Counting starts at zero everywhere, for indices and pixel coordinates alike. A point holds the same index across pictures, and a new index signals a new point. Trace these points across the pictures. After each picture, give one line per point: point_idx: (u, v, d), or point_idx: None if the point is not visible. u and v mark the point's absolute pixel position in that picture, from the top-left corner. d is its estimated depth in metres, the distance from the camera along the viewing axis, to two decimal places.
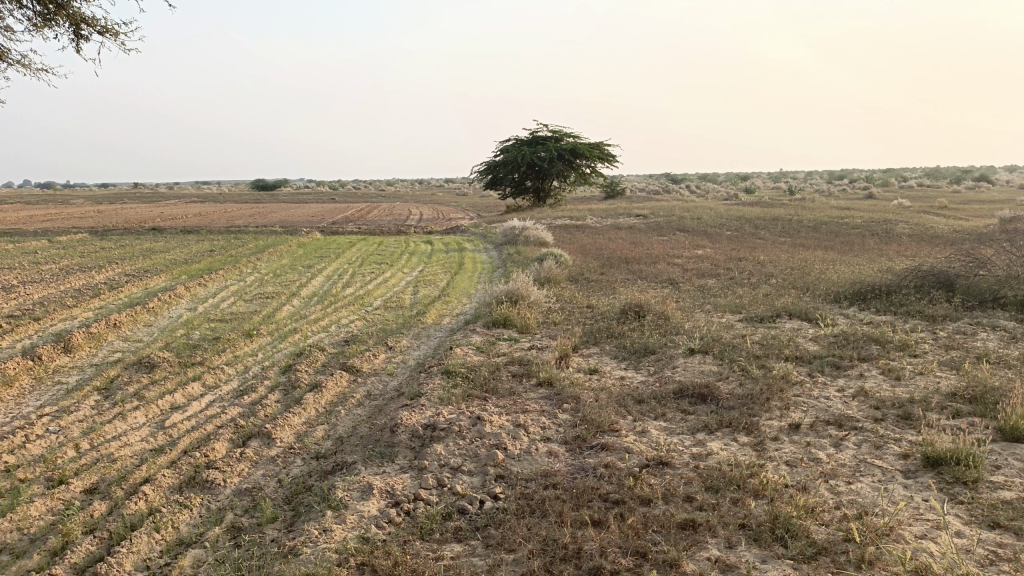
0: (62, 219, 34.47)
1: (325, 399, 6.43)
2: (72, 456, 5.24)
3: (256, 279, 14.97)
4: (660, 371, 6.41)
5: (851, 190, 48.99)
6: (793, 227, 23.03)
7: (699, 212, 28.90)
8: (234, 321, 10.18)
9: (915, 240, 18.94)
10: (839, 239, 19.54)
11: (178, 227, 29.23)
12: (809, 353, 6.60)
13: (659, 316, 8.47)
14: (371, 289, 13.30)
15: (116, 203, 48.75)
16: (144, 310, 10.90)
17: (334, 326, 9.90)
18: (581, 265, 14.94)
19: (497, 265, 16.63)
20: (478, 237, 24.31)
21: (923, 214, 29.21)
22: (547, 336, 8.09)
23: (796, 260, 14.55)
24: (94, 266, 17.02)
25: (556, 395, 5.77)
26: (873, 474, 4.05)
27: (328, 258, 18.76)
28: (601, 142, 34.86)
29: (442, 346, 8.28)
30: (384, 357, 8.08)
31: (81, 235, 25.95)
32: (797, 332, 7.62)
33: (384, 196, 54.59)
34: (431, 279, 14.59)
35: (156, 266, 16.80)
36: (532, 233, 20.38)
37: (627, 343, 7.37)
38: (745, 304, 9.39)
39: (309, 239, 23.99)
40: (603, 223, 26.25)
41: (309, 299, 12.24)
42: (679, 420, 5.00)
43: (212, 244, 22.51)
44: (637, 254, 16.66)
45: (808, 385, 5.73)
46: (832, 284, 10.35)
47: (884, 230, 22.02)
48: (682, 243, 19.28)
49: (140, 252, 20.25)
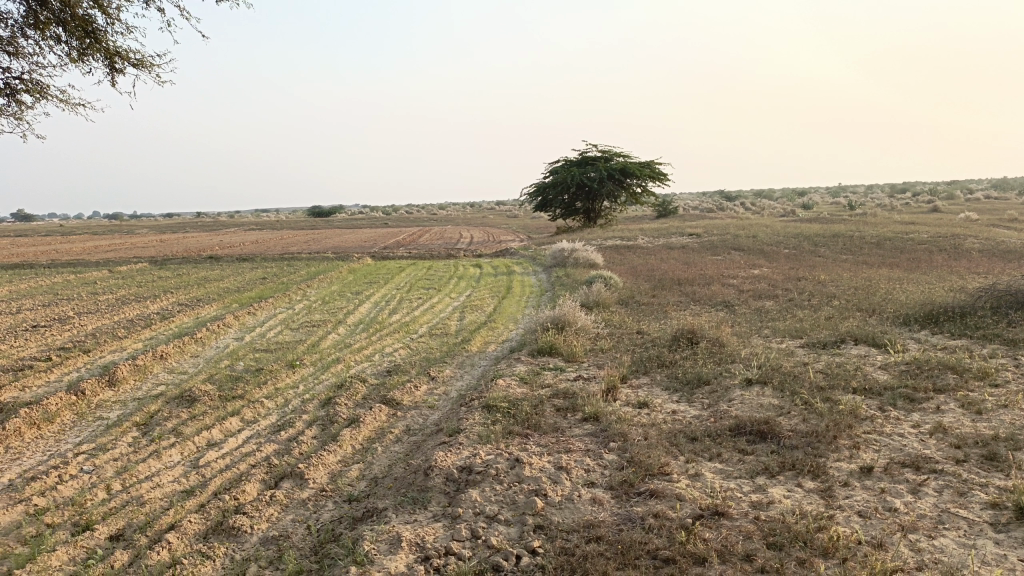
0: (124, 249, 35.54)
1: (362, 435, 6.20)
2: (101, 498, 5.11)
3: (304, 306, 14.96)
4: (715, 405, 5.99)
5: (914, 203, 47.28)
6: (854, 244, 22.16)
7: (755, 230, 28.08)
8: (279, 351, 10.09)
9: (986, 255, 17.96)
10: (904, 255, 18.68)
11: (233, 255, 29.73)
12: (878, 384, 6.11)
13: (714, 343, 8.03)
14: (417, 315, 13.12)
15: (177, 232, 50.16)
16: (191, 340, 10.92)
17: (378, 355, 9.71)
18: (632, 288, 14.53)
19: (546, 289, 16.31)
20: (527, 260, 24.07)
21: (993, 227, 27.89)
22: (595, 366, 7.72)
23: (859, 279, 13.86)
24: (149, 295, 17.31)
25: (602, 432, 5.42)
26: (959, 527, 3.60)
27: (377, 284, 18.71)
28: (652, 161, 34.38)
29: (485, 376, 7.99)
30: (425, 388, 7.82)
31: (141, 265, 26.58)
32: (863, 359, 7.10)
33: (435, 220, 54.90)
34: (479, 304, 14.35)
35: (208, 295, 16.98)
36: (582, 254, 20.02)
37: (679, 373, 6.96)
38: (806, 328, 8.87)
39: (359, 265, 24.09)
40: (655, 243, 25.73)
41: (354, 327, 12.12)
42: (736, 461, 4.59)
43: (265, 271, 22.76)
44: (690, 275, 16.15)
45: (878, 422, 5.25)
46: (900, 306, 9.73)
47: (952, 245, 21.03)
48: (737, 263, 18.66)
49: (195, 280, 20.56)
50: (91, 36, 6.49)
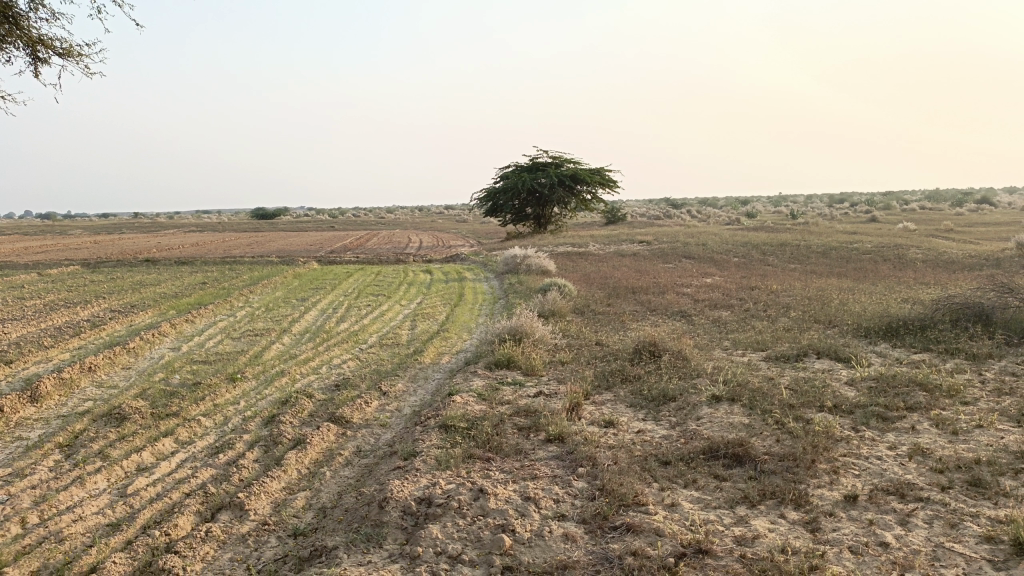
0: (55, 250, 33.95)
1: (308, 458, 5.75)
2: (13, 534, 4.56)
3: (247, 313, 14.32)
4: (683, 424, 5.72)
5: (853, 213, 48.50)
6: (802, 253, 22.42)
7: (704, 238, 28.26)
8: (219, 363, 9.52)
9: (930, 266, 18.30)
10: (851, 265, 18.92)
11: (172, 258, 28.62)
12: (848, 401, 5.93)
13: (676, 356, 7.79)
14: (366, 324, 12.64)
15: (113, 233, 48.36)
16: (123, 351, 10.24)
17: (325, 367, 9.22)
18: (587, 296, 14.30)
19: (498, 296, 15.99)
20: (478, 266, 23.71)
21: (931, 238, 28.62)
22: (555, 381, 7.40)
23: (811, 289, 13.90)
24: (80, 300, 16.41)
25: (569, 456, 5.09)
26: (956, 564, 3.37)
27: (323, 290, 18.11)
28: (602, 167, 34.42)
29: (440, 391, 7.60)
30: (377, 405, 7.38)
31: (73, 267, 25.35)
32: (829, 374, 6.95)
33: (383, 224, 54.02)
34: (430, 312, 13.94)
35: (143, 301, 16.14)
36: (534, 261, 19.76)
37: (644, 389, 6.68)
38: (766, 340, 8.72)
39: (305, 270, 23.37)
40: (606, 250, 25.67)
41: (300, 336, 11.58)
42: (714, 489, 4.32)
43: (205, 275, 21.89)
44: (644, 283, 16.02)
45: (855, 443, 5.04)
46: (857, 318, 9.67)
47: (896, 255, 21.42)
48: (689, 271, 18.62)
49: (130, 285, 19.62)
50: (11, 21, 5.91)
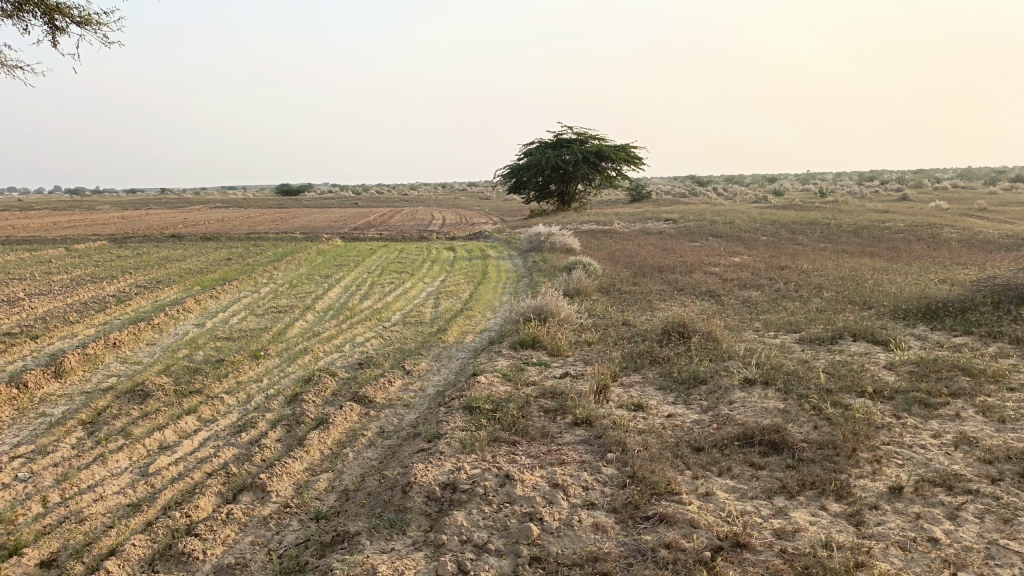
0: (84, 226, 34.27)
1: (331, 439, 5.64)
2: (35, 513, 4.51)
3: (270, 290, 14.28)
4: (716, 408, 5.54)
5: (883, 191, 47.53)
6: (832, 232, 21.95)
7: (731, 216, 27.82)
8: (242, 340, 9.46)
9: (965, 246, 17.80)
10: (883, 245, 18.49)
11: (197, 234, 28.77)
12: (888, 386, 5.71)
13: (706, 337, 7.58)
14: (389, 302, 12.53)
15: (141, 209, 48.78)
16: (148, 327, 10.23)
17: (348, 345, 9.12)
18: (612, 275, 14.08)
19: (522, 275, 15.80)
20: (502, 244, 23.53)
21: (965, 217, 27.92)
22: (582, 361, 7.23)
23: (844, 269, 13.56)
24: (106, 276, 16.48)
25: (597, 440, 4.93)
26: (1012, 563, 3.18)
27: (346, 267, 18.05)
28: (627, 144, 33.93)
29: (464, 371, 7.48)
30: (400, 384, 7.27)
31: (100, 243, 25.53)
32: (867, 358, 6.71)
33: (406, 201, 53.86)
34: (454, 290, 13.81)
35: (169, 277, 16.16)
36: (559, 239, 19.54)
37: (673, 372, 6.50)
38: (799, 321, 8.47)
39: (328, 246, 23.33)
40: (631, 228, 25.33)
41: (323, 313, 11.51)
42: (750, 477, 4.15)
43: (230, 252, 21.95)
44: (670, 262, 15.76)
45: (896, 431, 4.83)
46: (893, 299, 9.38)
47: (930, 235, 20.88)
48: (716, 250, 18.29)
49: (156, 260, 19.69)
50: None
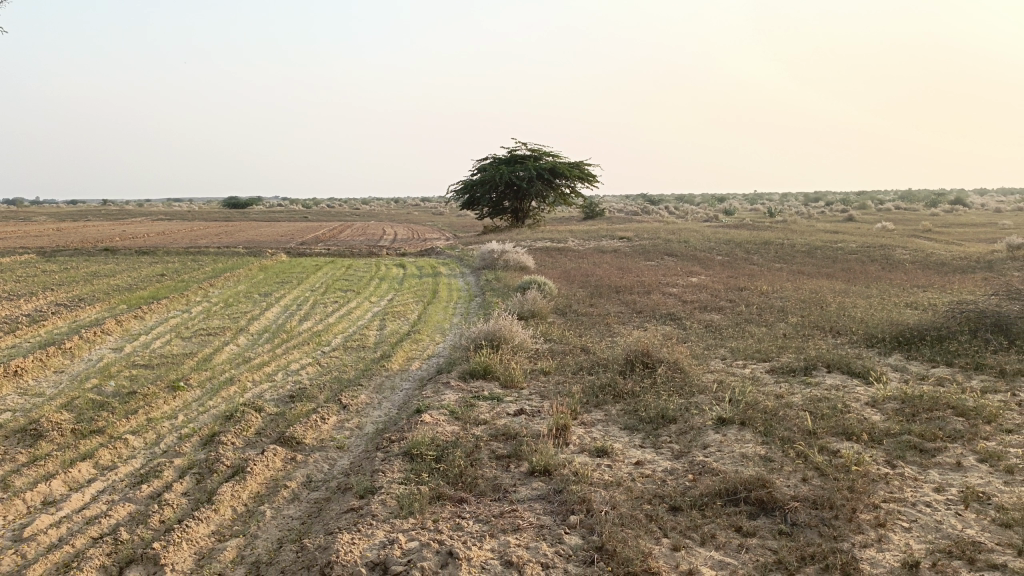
0: (12, 238, 32.40)
1: (246, 492, 4.85)
2: None
3: (204, 310, 13.32)
4: (689, 454, 4.91)
5: (830, 211, 48.35)
6: (787, 252, 21.81)
7: (686, 234, 27.61)
8: (162, 368, 8.53)
9: (919, 268, 17.72)
10: (838, 265, 18.30)
11: (133, 247, 27.35)
12: (876, 427, 5.16)
13: (673, 368, 6.98)
14: (331, 323, 11.70)
15: (78, 221, 46.68)
16: (58, 352, 9.21)
17: (281, 374, 8.28)
18: (568, 295, 13.48)
19: (474, 294, 15.10)
20: (453, 261, 22.82)
21: (914, 238, 28.19)
22: (538, 395, 6.56)
23: (804, 291, 13.21)
24: (25, 292, 15.28)
25: (557, 496, 4.25)
26: None
27: (288, 284, 17.11)
28: (581, 161, 33.58)
29: (408, 406, 6.73)
30: (335, 422, 6.48)
31: (27, 256, 24.03)
32: (847, 394, 6.17)
33: (357, 215, 52.68)
34: (402, 310, 13.05)
35: (93, 294, 15.01)
36: (512, 256, 18.89)
37: (639, 409, 5.87)
38: (769, 349, 7.95)
39: (271, 262, 22.27)
40: (586, 246, 24.84)
41: (258, 336, 10.63)
42: (738, 551, 3.51)
43: (165, 267, 20.76)
44: (627, 282, 15.23)
45: (895, 484, 4.26)
46: (863, 325, 8.94)
47: (883, 256, 20.85)
48: (673, 270, 17.87)
49: (83, 276, 18.41)
50: None
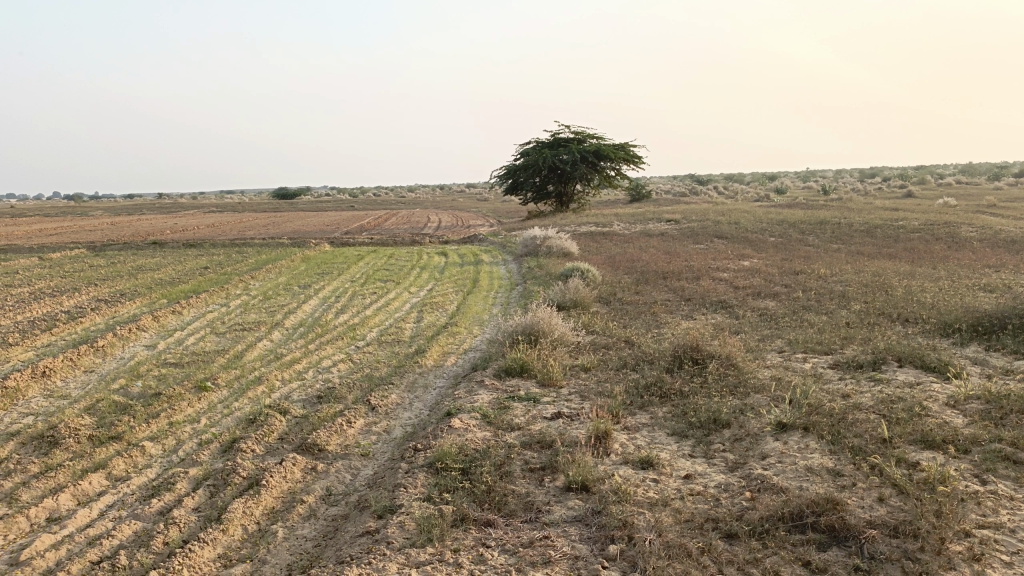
0: (67, 233, 33.11)
1: (260, 508, 4.49)
2: None
3: (242, 303, 13.14)
4: (746, 467, 4.37)
5: (887, 187, 46.50)
6: (844, 231, 20.82)
7: (736, 215, 26.70)
8: (191, 366, 8.28)
9: (989, 246, 16.65)
10: (901, 245, 17.34)
11: (180, 240, 27.62)
12: (961, 434, 4.55)
13: (725, 364, 6.42)
14: (368, 316, 11.37)
15: (132, 214, 47.68)
16: (89, 351, 9.05)
17: (311, 372, 7.94)
18: (612, 282, 12.93)
19: (516, 283, 14.65)
20: (496, 248, 22.37)
21: (980, 213, 26.77)
22: (578, 395, 6.08)
23: (866, 274, 12.43)
24: (69, 288, 15.35)
25: (596, 518, 3.79)
26: None
27: (328, 275, 16.91)
28: (626, 143, 32.75)
29: (439, 407, 6.32)
30: (362, 425, 6.10)
31: (78, 251, 24.37)
32: (922, 392, 5.54)
33: (402, 203, 52.54)
34: (441, 301, 12.66)
35: (135, 289, 14.99)
36: (555, 242, 18.36)
37: (689, 412, 5.34)
38: (830, 340, 7.32)
39: (314, 252, 22.15)
40: (632, 229, 24.16)
41: (292, 331, 10.34)
42: None
43: (208, 259, 20.76)
44: (676, 267, 14.58)
45: (988, 505, 3.67)
46: (935, 311, 8.21)
47: (948, 233, 19.72)
48: (723, 253, 17.13)
49: (128, 270, 18.49)
50: None
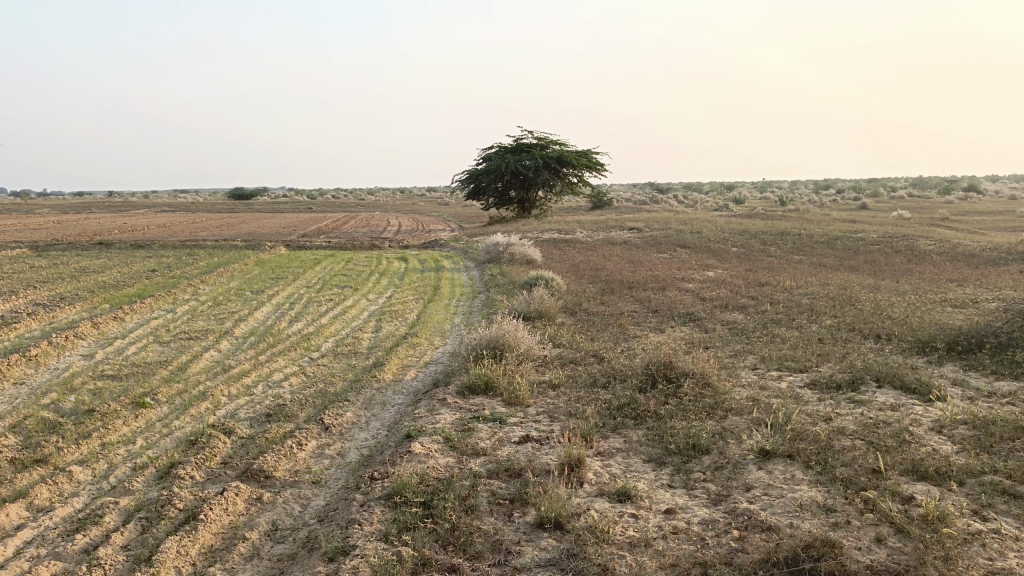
0: (9, 231, 31.74)
1: (198, 546, 4.03)
2: None
3: (190, 309, 12.51)
4: (731, 501, 4.06)
5: (843, 199, 47.27)
6: (805, 242, 20.89)
7: (698, 224, 26.68)
8: (131, 380, 7.71)
9: (947, 259, 16.78)
10: (861, 258, 17.38)
11: (129, 241, 26.59)
12: (954, 464, 4.30)
13: (700, 384, 6.12)
14: (323, 325, 10.87)
15: (81, 213, 46.09)
16: (21, 362, 8.40)
17: (261, 387, 7.44)
18: (577, 292, 12.63)
19: (478, 291, 14.26)
20: (457, 254, 21.95)
21: (935, 226, 27.20)
22: (547, 416, 5.72)
23: (831, 287, 12.33)
24: (5, 291, 14.50)
25: (572, 563, 3.43)
26: None
27: (283, 280, 16.32)
28: (589, 150, 32.63)
29: (397, 428, 5.90)
30: (314, 447, 5.66)
31: (19, 251, 23.22)
32: (907, 416, 5.30)
33: (362, 206, 51.74)
34: (400, 309, 12.22)
35: (77, 293, 14.22)
36: (518, 249, 18.03)
37: (665, 437, 5.02)
38: (806, 357, 7.09)
39: (269, 255, 21.47)
40: (594, 237, 23.98)
41: (243, 341, 9.80)
42: None
43: (158, 261, 19.93)
44: (640, 276, 14.35)
45: (994, 546, 3.40)
46: (907, 328, 8.05)
47: (906, 246, 19.90)
48: (688, 263, 16.96)
49: (70, 272, 17.63)
50: None
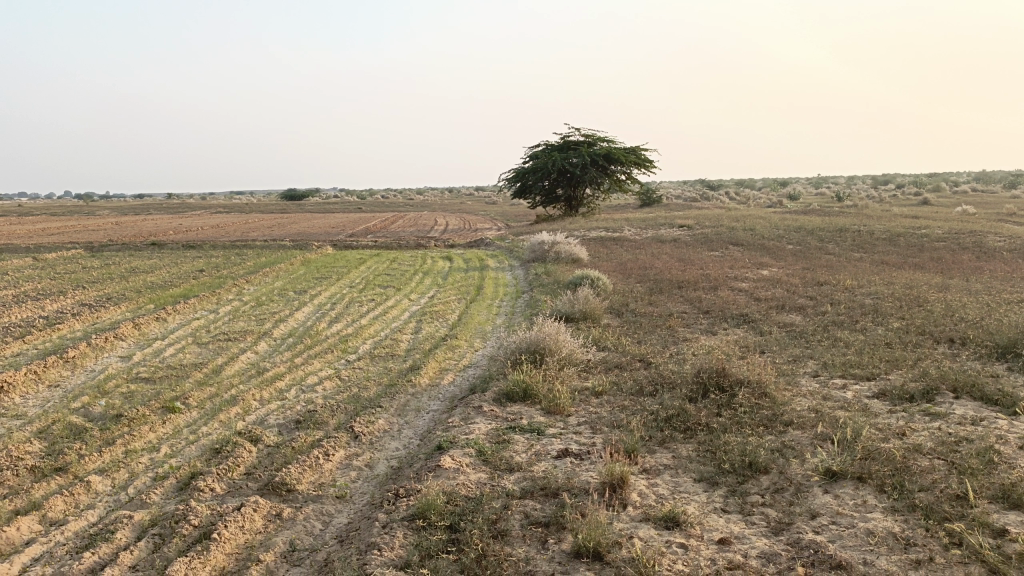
0: (68, 233, 32.57)
1: (209, 569, 3.75)
2: None
3: (232, 310, 12.42)
4: (793, 530, 3.60)
5: (903, 195, 45.59)
6: (865, 239, 19.97)
7: (751, 221, 25.85)
8: (164, 383, 7.54)
9: (1020, 257, 15.81)
10: (927, 255, 16.48)
11: (181, 241, 26.93)
12: None
13: (755, 393, 5.64)
14: (362, 326, 10.61)
15: (138, 214, 47.11)
16: (58, 364, 8.32)
17: (293, 391, 7.18)
18: (624, 292, 12.16)
19: (522, 291, 13.89)
20: (502, 253, 21.62)
21: (1005, 222, 25.80)
22: (589, 427, 5.31)
23: (896, 287, 11.59)
24: (55, 291, 14.65)
25: None
26: None
27: (327, 280, 16.19)
28: (638, 147, 31.95)
29: (429, 438, 5.56)
30: (342, 457, 5.36)
31: (75, 252, 23.65)
32: (992, 432, 4.74)
33: (411, 205, 51.82)
34: (441, 309, 11.92)
35: (124, 293, 14.28)
36: (564, 248, 17.59)
37: (718, 453, 4.57)
38: (872, 364, 6.53)
39: (315, 255, 21.45)
40: (643, 235, 23.36)
41: (280, 342, 9.59)
42: None
43: (206, 261, 20.05)
44: (691, 275, 13.79)
45: None
46: (984, 332, 7.39)
47: (974, 243, 18.82)
48: (740, 261, 16.33)
49: (120, 273, 17.81)
50: None
